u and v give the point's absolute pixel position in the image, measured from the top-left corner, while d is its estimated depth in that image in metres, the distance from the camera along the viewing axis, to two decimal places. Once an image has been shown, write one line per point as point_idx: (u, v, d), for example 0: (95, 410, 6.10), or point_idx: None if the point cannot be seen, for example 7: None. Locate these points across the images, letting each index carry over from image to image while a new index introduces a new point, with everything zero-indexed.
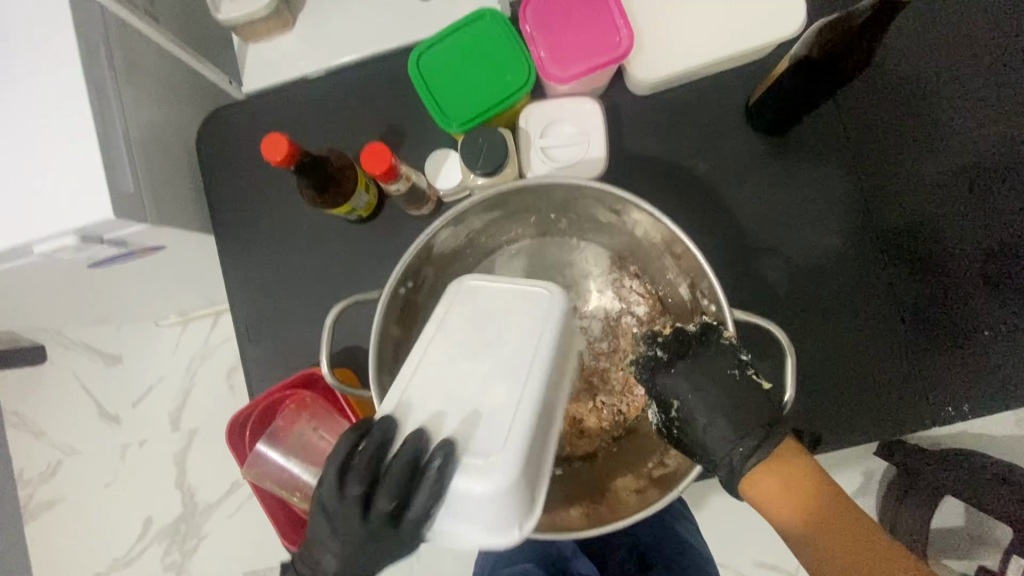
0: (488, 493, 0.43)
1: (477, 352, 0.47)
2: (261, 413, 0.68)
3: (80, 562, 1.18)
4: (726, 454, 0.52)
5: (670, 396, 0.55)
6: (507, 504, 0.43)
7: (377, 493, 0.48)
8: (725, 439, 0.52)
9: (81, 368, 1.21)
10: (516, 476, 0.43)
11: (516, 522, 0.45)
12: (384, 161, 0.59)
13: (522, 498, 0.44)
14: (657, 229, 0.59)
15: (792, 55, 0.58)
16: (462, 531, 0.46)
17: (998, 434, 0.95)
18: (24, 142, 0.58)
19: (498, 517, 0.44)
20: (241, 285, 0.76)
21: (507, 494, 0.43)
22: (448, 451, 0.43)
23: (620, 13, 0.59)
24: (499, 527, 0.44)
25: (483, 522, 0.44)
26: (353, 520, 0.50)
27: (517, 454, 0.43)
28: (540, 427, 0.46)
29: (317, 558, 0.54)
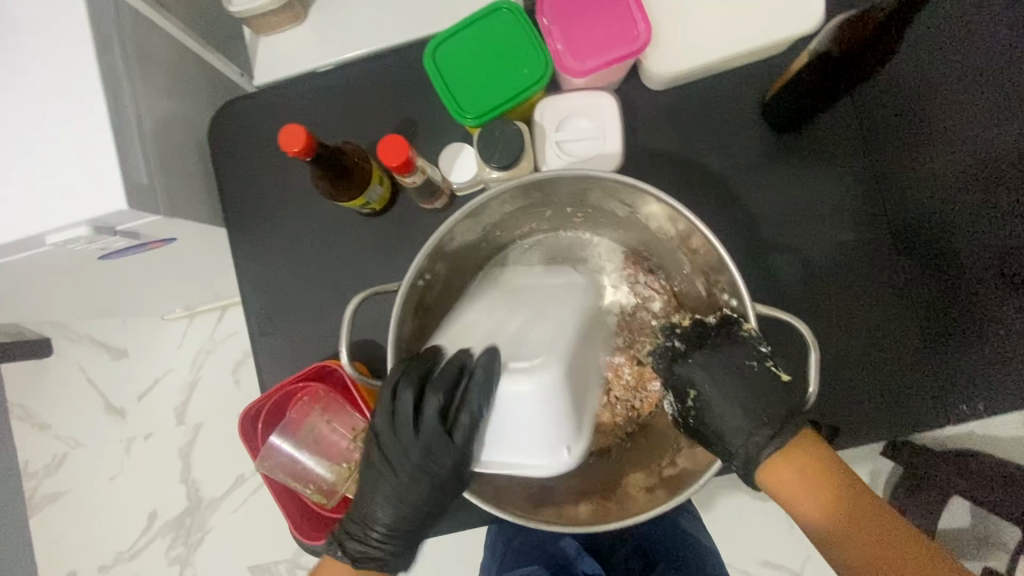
0: (541, 397, 0.47)
1: (516, 303, 0.54)
2: (273, 405, 0.68)
3: (84, 555, 1.18)
4: (744, 445, 0.51)
5: (687, 385, 0.55)
6: (553, 403, 0.47)
7: (426, 397, 0.50)
8: (740, 428, 0.52)
9: (87, 361, 1.21)
10: (562, 368, 0.47)
11: (565, 439, 0.48)
12: (400, 154, 0.58)
13: (566, 405, 0.48)
14: (674, 222, 0.59)
15: (812, 51, 0.57)
16: (516, 449, 0.49)
17: (1006, 435, 0.94)
18: (37, 132, 0.58)
19: (546, 425, 0.47)
20: (251, 278, 0.76)
21: (556, 387, 0.47)
22: (493, 354, 0.48)
23: (638, 6, 0.59)
24: (550, 435, 0.47)
25: (534, 438, 0.47)
26: (404, 441, 0.52)
27: (562, 361, 0.48)
28: (579, 364, 0.51)
29: (368, 508, 0.55)
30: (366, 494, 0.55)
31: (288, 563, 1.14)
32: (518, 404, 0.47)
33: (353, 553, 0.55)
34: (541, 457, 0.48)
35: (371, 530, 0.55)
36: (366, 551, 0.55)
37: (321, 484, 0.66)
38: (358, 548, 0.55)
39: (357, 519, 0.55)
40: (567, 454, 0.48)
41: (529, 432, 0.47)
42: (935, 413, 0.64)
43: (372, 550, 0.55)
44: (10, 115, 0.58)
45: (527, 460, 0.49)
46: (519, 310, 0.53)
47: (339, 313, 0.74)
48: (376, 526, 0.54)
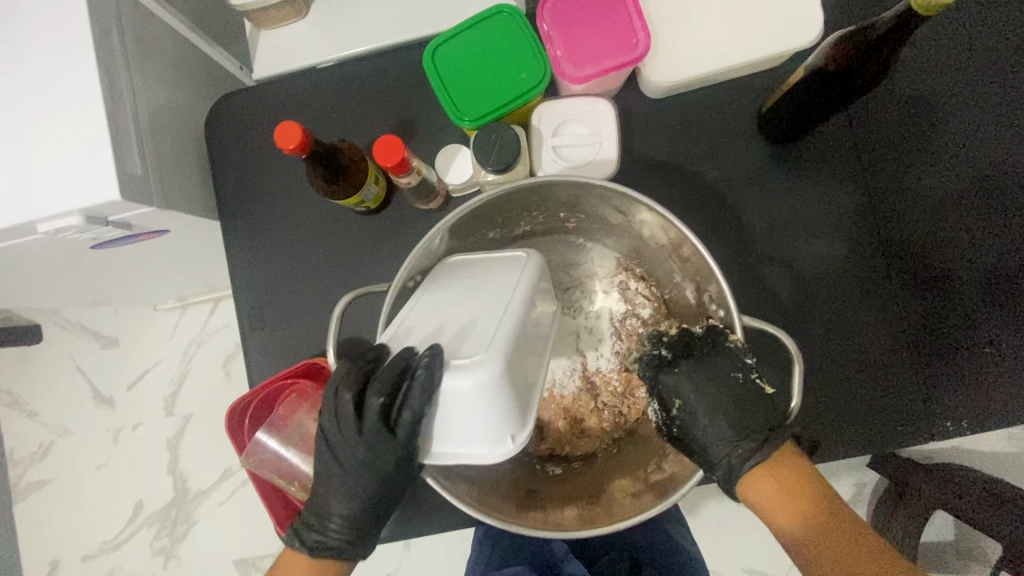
0: (484, 397, 0.44)
1: (466, 295, 0.50)
2: (261, 401, 0.67)
3: (67, 544, 1.18)
4: (725, 456, 0.52)
5: (671, 395, 0.55)
6: (493, 403, 0.44)
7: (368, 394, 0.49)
8: (722, 441, 0.52)
9: (76, 349, 1.21)
10: (501, 367, 0.44)
11: (510, 433, 0.46)
12: (396, 154, 0.58)
13: (508, 403, 0.45)
14: (665, 231, 0.59)
15: (807, 66, 0.57)
16: (458, 443, 0.47)
17: (991, 451, 0.95)
18: (31, 119, 0.57)
19: (487, 421, 0.45)
20: (244, 272, 0.75)
21: (493, 388, 0.44)
22: (435, 351, 0.44)
23: (638, 15, 0.59)
24: (488, 431, 0.45)
25: (478, 435, 0.46)
26: (350, 434, 0.51)
27: (502, 352, 0.44)
28: (523, 347, 0.47)
29: (328, 503, 0.56)
30: (329, 489, 0.55)
31: (273, 558, 1.14)
32: (457, 404, 0.45)
33: (312, 543, 0.56)
34: (481, 450, 0.46)
35: (329, 522, 0.56)
36: (324, 541, 0.56)
37: (306, 482, 0.66)
38: (314, 538, 0.56)
39: (316, 512, 0.57)
40: (508, 448, 0.46)
41: (470, 428, 0.46)
42: (921, 429, 0.65)
43: (331, 540, 0.56)
44: (5, 102, 0.58)
45: (471, 453, 0.47)
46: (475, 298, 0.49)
47: (330, 310, 0.74)
48: (333, 518, 0.56)
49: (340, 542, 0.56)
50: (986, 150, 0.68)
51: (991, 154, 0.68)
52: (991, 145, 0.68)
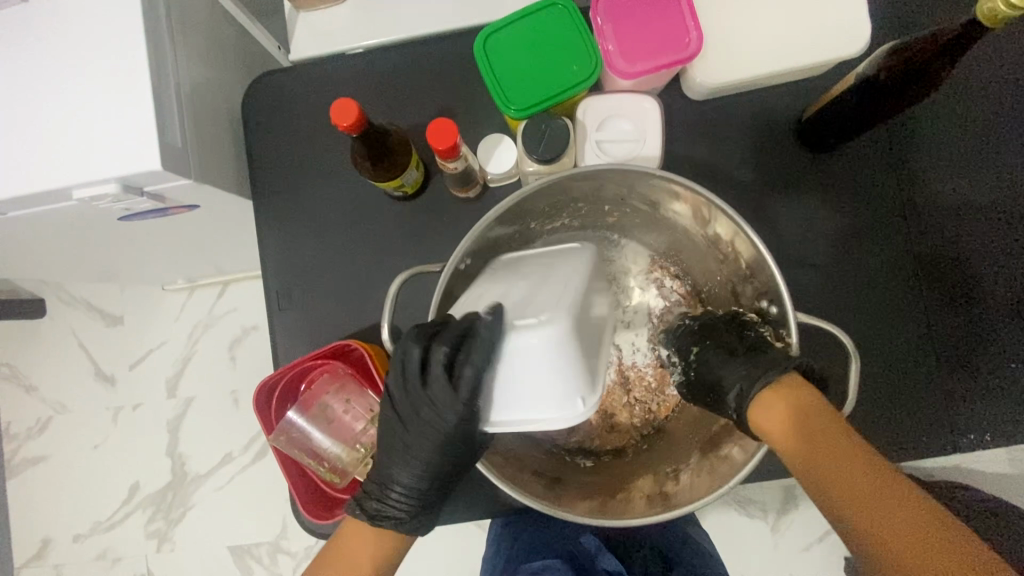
0: (553, 356, 0.46)
1: (523, 275, 0.55)
2: (292, 381, 0.67)
3: (59, 522, 1.16)
4: (739, 388, 0.53)
5: (691, 345, 0.61)
6: (561, 359, 0.46)
7: (436, 352, 0.49)
8: (739, 373, 0.54)
9: (81, 326, 1.19)
10: (568, 325, 0.46)
11: (579, 395, 0.47)
12: (449, 137, 0.59)
13: (573, 361, 0.47)
14: (706, 226, 0.61)
15: (857, 74, 0.58)
16: (524, 406, 0.48)
17: (994, 472, 0.96)
18: (75, 84, 0.57)
19: (555, 375, 0.47)
20: (269, 253, 0.75)
21: (562, 344, 0.46)
22: (498, 313, 0.48)
23: (691, 14, 0.60)
24: (557, 391, 0.47)
25: (549, 392, 0.47)
26: (427, 392, 0.51)
27: (566, 310, 0.47)
28: (583, 322, 0.50)
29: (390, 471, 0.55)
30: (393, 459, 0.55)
31: (269, 546, 1.12)
32: (527, 361, 0.47)
33: (368, 512, 0.55)
34: (554, 411, 0.47)
35: (389, 491, 0.55)
36: (381, 510, 0.55)
37: (335, 464, 0.67)
38: (374, 507, 0.55)
39: (375, 482, 0.56)
40: (577, 410, 0.47)
41: (537, 386, 0.47)
42: (945, 443, 0.66)
43: (390, 508, 0.55)
44: (48, 65, 0.57)
45: (541, 416, 0.47)
46: (523, 281, 0.54)
47: (355, 295, 0.74)
48: (395, 488, 0.55)
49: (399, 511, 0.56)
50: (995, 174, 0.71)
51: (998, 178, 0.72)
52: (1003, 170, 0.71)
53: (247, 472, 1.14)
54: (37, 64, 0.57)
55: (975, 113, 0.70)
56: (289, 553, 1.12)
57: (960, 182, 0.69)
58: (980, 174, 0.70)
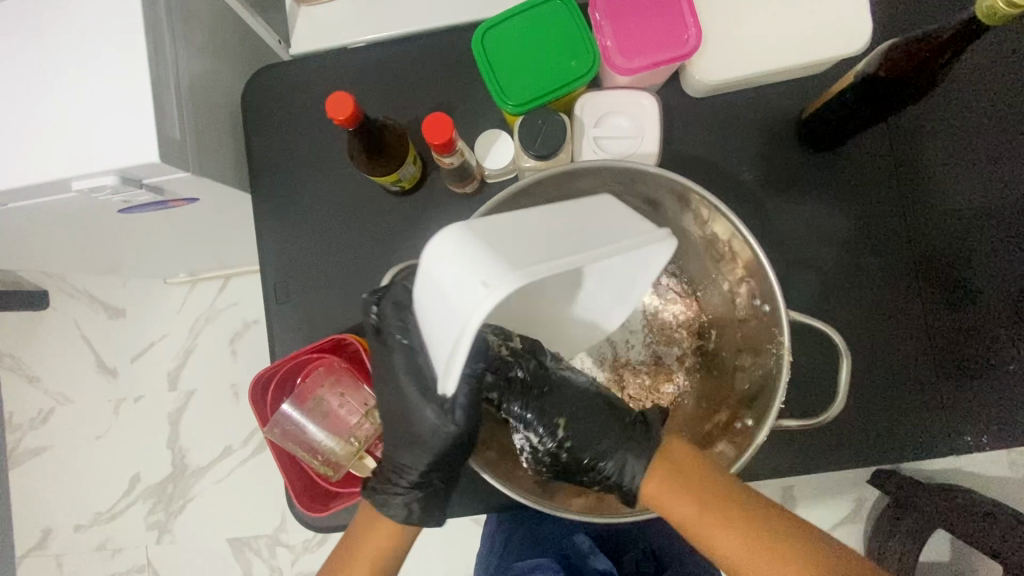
0: (444, 252, 0.42)
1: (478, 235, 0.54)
2: (286, 374, 0.67)
3: (61, 512, 1.17)
4: (620, 462, 0.54)
5: (556, 415, 0.54)
6: (463, 247, 0.42)
7: (382, 319, 0.53)
8: (617, 443, 0.55)
9: (83, 318, 1.20)
10: (464, 226, 0.44)
11: (487, 278, 0.39)
12: (444, 133, 0.59)
13: (482, 245, 0.42)
14: (701, 224, 0.61)
15: (856, 72, 0.58)
16: (445, 314, 0.43)
17: (994, 476, 0.95)
18: (75, 76, 0.57)
19: (453, 270, 0.41)
20: (270, 247, 0.75)
21: (461, 237, 0.43)
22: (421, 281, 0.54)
23: (691, 10, 0.59)
24: (457, 281, 0.41)
25: (451, 285, 0.41)
26: (387, 346, 0.53)
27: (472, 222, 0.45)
28: (512, 227, 0.45)
29: (400, 457, 0.55)
30: (401, 440, 0.55)
31: (267, 539, 1.13)
32: (428, 269, 0.44)
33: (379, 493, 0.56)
34: (461, 314, 0.40)
35: (399, 479, 0.56)
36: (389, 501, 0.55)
37: (329, 458, 0.66)
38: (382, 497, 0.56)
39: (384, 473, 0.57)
40: (477, 297, 0.39)
41: (441, 287, 0.42)
42: (943, 445, 0.65)
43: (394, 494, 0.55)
44: (49, 58, 0.57)
45: (456, 314, 0.41)
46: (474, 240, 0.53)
47: (354, 289, 0.74)
48: (408, 475, 0.55)
49: (406, 502, 0.55)
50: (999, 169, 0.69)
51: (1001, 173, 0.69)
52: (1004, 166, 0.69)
53: (247, 465, 1.14)
54: (38, 57, 0.57)
55: (970, 111, 0.69)
56: (287, 546, 1.12)
57: (958, 181, 0.68)
58: (984, 179, 0.69)
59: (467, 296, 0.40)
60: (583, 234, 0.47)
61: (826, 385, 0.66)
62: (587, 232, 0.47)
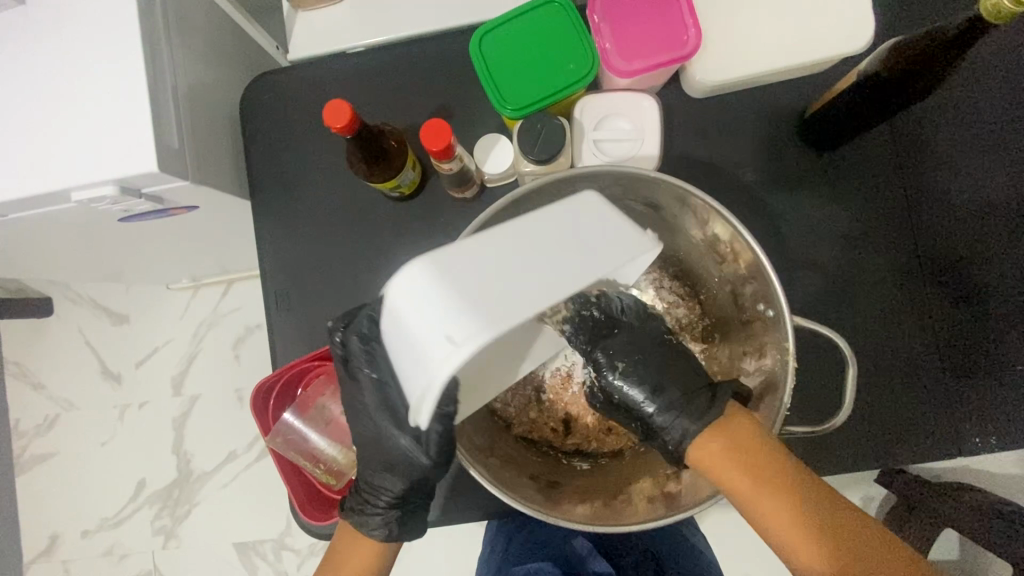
0: (407, 296, 0.43)
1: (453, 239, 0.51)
2: (288, 383, 0.67)
3: (67, 518, 1.17)
4: (667, 421, 0.52)
5: (616, 360, 0.55)
6: (428, 292, 0.42)
7: (347, 347, 0.53)
8: (672, 404, 0.53)
9: (88, 324, 1.20)
10: (430, 262, 0.42)
11: (450, 336, 0.40)
12: (443, 140, 0.58)
13: (448, 289, 0.41)
14: (704, 225, 0.60)
15: (862, 70, 0.57)
16: (415, 355, 0.43)
17: (1003, 473, 0.94)
18: (72, 86, 0.57)
19: (421, 318, 0.42)
20: (270, 253, 0.75)
21: (427, 279, 0.42)
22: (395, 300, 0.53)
23: (690, 11, 0.59)
24: (425, 331, 0.41)
25: (420, 333, 0.42)
26: (358, 380, 0.54)
27: (438, 253, 0.43)
28: (482, 254, 0.43)
29: (377, 478, 0.56)
30: (377, 463, 0.56)
31: (273, 543, 1.13)
32: (394, 311, 0.44)
33: (354, 516, 0.57)
34: (430, 368, 0.42)
35: (375, 499, 0.56)
36: (363, 521, 0.56)
37: (331, 466, 0.67)
38: (357, 517, 0.56)
39: (361, 492, 0.57)
40: (442, 355, 0.40)
41: (411, 330, 0.43)
42: (949, 446, 0.65)
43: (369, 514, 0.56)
44: (47, 69, 0.57)
45: (425, 361, 0.42)
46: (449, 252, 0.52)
47: (355, 295, 0.74)
48: (383, 495, 0.56)
49: (384, 521, 0.56)
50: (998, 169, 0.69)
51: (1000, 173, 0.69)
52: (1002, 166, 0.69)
53: (251, 469, 1.14)
54: (36, 68, 0.57)
55: (966, 111, 0.69)
56: (292, 550, 1.12)
57: (959, 181, 0.68)
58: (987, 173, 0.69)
59: (433, 350, 0.41)
60: (552, 253, 0.44)
61: (830, 388, 0.65)
62: (559, 253, 0.45)
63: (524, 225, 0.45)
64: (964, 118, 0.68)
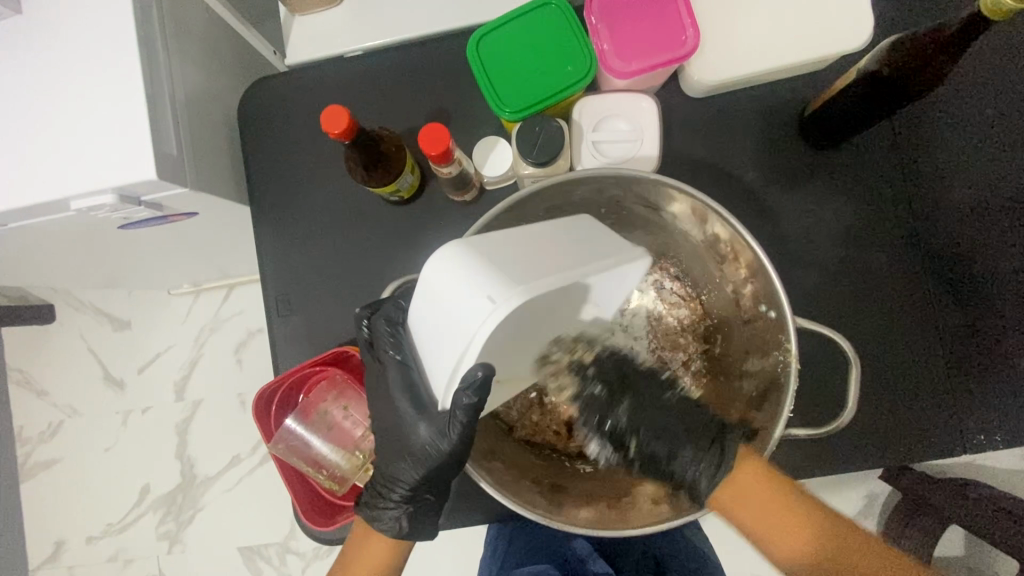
0: (443, 270, 0.44)
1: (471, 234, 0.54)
2: (289, 388, 0.67)
3: (73, 524, 1.18)
4: (695, 473, 0.55)
5: (636, 432, 0.58)
6: (468, 262, 0.43)
7: (376, 330, 0.55)
8: (697, 457, 0.56)
9: (89, 331, 1.20)
10: (467, 241, 0.45)
11: (493, 292, 0.41)
12: (441, 143, 0.58)
13: (488, 258, 0.44)
14: (704, 226, 0.60)
15: (860, 68, 0.57)
16: (448, 328, 0.44)
17: (1007, 469, 0.93)
18: (71, 94, 0.56)
19: (458, 284, 0.43)
20: (271, 258, 0.75)
21: (466, 251, 0.44)
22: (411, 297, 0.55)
23: (688, 11, 0.58)
24: (462, 297, 0.42)
25: (455, 299, 0.43)
26: (382, 362, 0.55)
27: (471, 239, 0.46)
28: (510, 242, 0.47)
29: (393, 472, 0.56)
30: (392, 455, 0.56)
31: (277, 547, 1.13)
32: (427, 288, 0.46)
33: (369, 508, 0.57)
34: (468, 326, 0.42)
35: (389, 493, 0.56)
36: (377, 514, 0.56)
37: (334, 472, 0.67)
38: (370, 508, 0.57)
39: (377, 484, 0.58)
40: (484, 310, 0.41)
41: (443, 305, 0.44)
42: (955, 444, 0.64)
43: (384, 506, 0.56)
44: (44, 77, 0.57)
45: (461, 326, 0.43)
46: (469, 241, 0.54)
47: (356, 299, 0.74)
48: (398, 487, 0.56)
49: (396, 517, 0.56)
50: (1000, 166, 0.69)
51: (1003, 170, 0.69)
52: (1004, 163, 0.69)
53: (255, 473, 1.15)
54: (33, 77, 0.57)
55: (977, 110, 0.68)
56: (297, 553, 1.13)
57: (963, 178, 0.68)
58: (984, 173, 0.69)
59: (474, 312, 0.42)
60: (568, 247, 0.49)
61: (835, 387, 0.65)
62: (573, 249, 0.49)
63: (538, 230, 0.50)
64: (967, 116, 0.68)
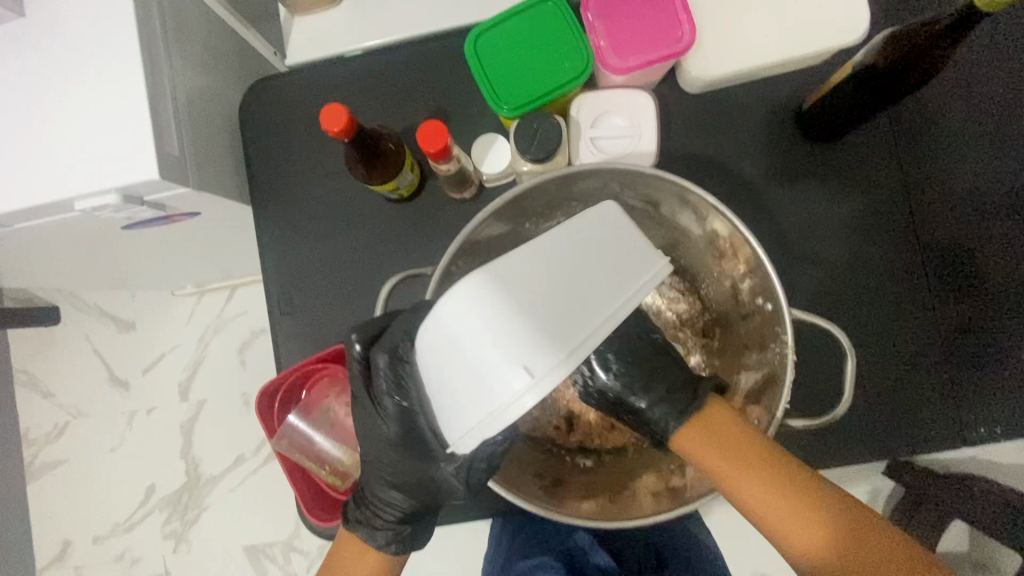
0: (467, 338, 0.44)
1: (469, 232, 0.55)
2: (292, 384, 0.68)
3: (79, 524, 1.19)
4: (663, 415, 0.54)
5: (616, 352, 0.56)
6: (497, 330, 0.43)
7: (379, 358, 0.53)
8: (667, 394, 0.54)
9: (94, 332, 1.21)
10: (491, 296, 0.44)
11: (528, 370, 0.42)
12: (439, 140, 0.59)
13: (514, 323, 0.43)
14: (702, 221, 0.60)
15: (855, 63, 0.57)
16: (470, 389, 0.44)
17: (1011, 464, 0.93)
18: (75, 96, 0.57)
19: (489, 356, 0.43)
20: (272, 258, 0.75)
21: (490, 313, 0.43)
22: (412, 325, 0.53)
23: (684, 7, 0.59)
24: (494, 369, 0.43)
25: (486, 370, 0.43)
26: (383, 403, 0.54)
27: (492, 288, 0.44)
28: (534, 283, 0.45)
29: (383, 494, 0.57)
30: (383, 476, 0.57)
31: (282, 546, 1.14)
32: (447, 343, 0.45)
33: (362, 530, 0.56)
34: (502, 397, 0.43)
35: (380, 516, 0.57)
36: (370, 535, 0.56)
37: (336, 466, 0.68)
38: (362, 530, 0.57)
39: (368, 504, 0.58)
40: (521, 387, 0.42)
41: (467, 370, 0.44)
42: (953, 436, 0.64)
43: (377, 527, 0.57)
44: (48, 79, 0.58)
45: (490, 398, 0.43)
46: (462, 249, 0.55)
47: (358, 298, 0.74)
48: (390, 508, 0.57)
49: (393, 538, 0.57)
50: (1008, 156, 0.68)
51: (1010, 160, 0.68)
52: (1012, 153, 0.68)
53: (259, 473, 1.15)
54: (37, 80, 0.58)
55: (981, 99, 0.68)
56: (302, 552, 1.13)
57: (964, 169, 0.67)
58: (990, 163, 0.67)
59: (508, 384, 0.43)
60: (595, 270, 0.47)
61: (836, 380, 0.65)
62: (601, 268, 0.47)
63: (566, 243, 0.47)
64: (970, 106, 0.68)
